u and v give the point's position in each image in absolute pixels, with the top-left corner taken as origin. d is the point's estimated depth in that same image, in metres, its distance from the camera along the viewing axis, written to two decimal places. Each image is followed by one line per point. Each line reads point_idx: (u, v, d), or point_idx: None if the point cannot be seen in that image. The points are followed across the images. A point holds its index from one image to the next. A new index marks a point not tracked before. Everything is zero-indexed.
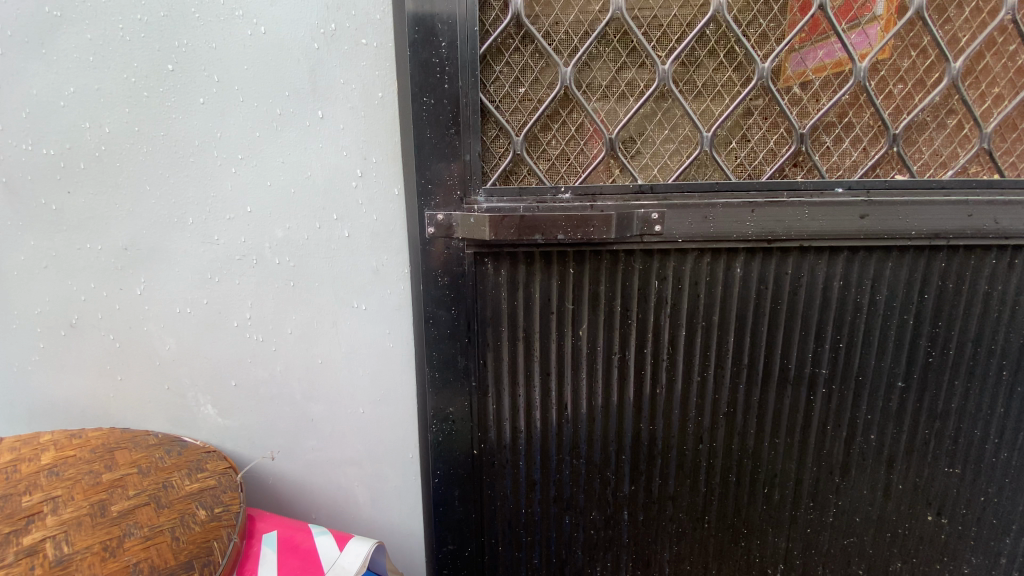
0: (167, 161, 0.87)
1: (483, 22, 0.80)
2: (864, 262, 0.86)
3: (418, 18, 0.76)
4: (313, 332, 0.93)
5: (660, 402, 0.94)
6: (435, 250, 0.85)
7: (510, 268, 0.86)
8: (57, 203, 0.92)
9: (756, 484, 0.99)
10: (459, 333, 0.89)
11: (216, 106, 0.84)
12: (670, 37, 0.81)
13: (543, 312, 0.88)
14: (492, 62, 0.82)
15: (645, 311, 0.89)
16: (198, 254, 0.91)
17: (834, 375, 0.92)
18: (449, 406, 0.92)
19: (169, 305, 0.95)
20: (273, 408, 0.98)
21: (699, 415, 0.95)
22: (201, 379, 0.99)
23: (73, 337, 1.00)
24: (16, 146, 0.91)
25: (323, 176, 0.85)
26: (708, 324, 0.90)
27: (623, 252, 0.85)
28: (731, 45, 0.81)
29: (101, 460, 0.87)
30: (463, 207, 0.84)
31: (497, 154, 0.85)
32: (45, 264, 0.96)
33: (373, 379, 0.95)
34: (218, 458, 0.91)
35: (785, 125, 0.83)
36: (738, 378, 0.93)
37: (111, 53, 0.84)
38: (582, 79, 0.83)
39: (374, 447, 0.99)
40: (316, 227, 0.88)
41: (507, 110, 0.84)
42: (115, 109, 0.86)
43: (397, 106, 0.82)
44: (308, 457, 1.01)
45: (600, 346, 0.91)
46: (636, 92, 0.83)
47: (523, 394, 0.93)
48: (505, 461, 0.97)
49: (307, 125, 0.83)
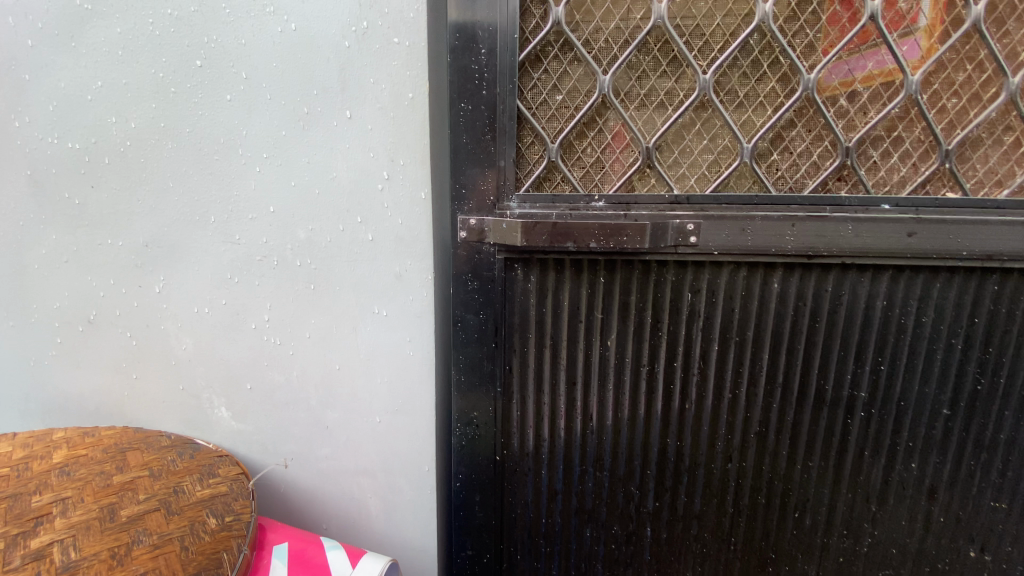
0: (192, 158, 0.86)
1: (523, 28, 0.78)
2: (911, 282, 0.81)
3: (458, 25, 0.75)
4: (331, 337, 0.90)
5: (687, 418, 0.90)
6: (465, 253, 0.83)
7: (540, 274, 0.84)
8: (81, 197, 0.92)
9: (786, 508, 0.94)
10: (486, 336, 0.86)
11: (243, 104, 0.82)
12: (712, 46, 0.77)
13: (572, 321, 0.86)
14: (531, 69, 0.80)
15: (676, 324, 0.85)
16: (218, 254, 0.89)
17: (873, 398, 0.87)
18: (473, 410, 0.90)
19: (186, 304, 0.93)
20: (288, 414, 0.95)
21: (728, 434, 0.91)
22: (215, 381, 0.96)
23: (89, 334, 0.99)
24: (43, 139, 0.91)
25: (348, 178, 0.82)
26: (742, 340, 0.86)
27: (656, 262, 0.82)
28: (776, 55, 0.77)
29: (112, 461, 0.85)
30: (495, 212, 0.82)
31: (531, 161, 0.83)
32: (66, 259, 0.96)
33: (391, 389, 0.91)
34: (231, 463, 0.89)
35: (831, 138, 0.79)
36: (771, 397, 0.88)
37: (141, 48, 0.83)
38: (620, 87, 0.80)
39: (389, 459, 0.95)
40: (339, 230, 0.85)
41: (543, 116, 0.81)
42: (142, 104, 0.85)
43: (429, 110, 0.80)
44: (321, 466, 0.97)
45: (628, 359, 0.87)
46: (675, 101, 0.80)
47: (548, 402, 0.90)
48: (527, 469, 0.94)
49: (334, 125, 0.81)
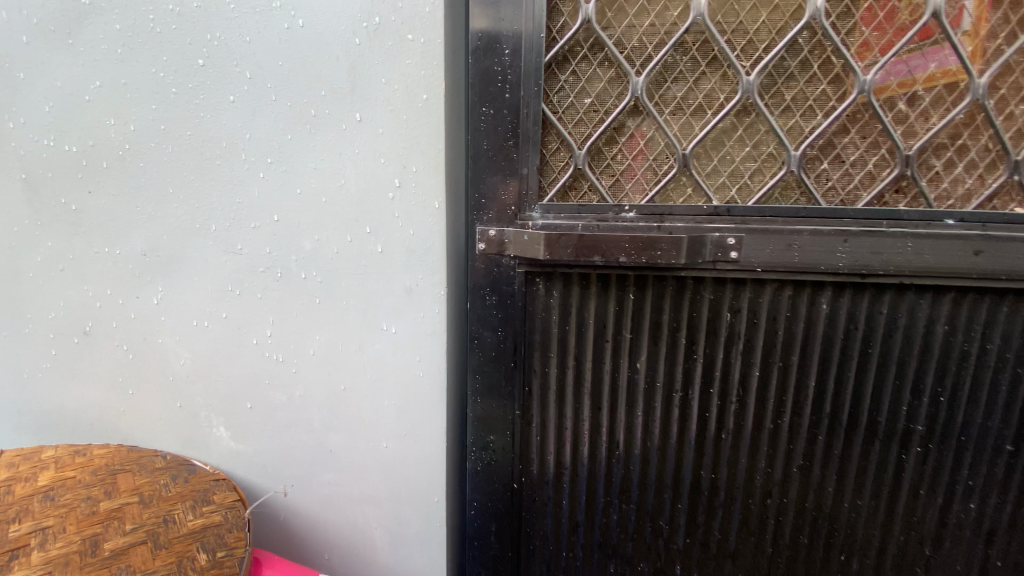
0: (193, 163, 0.81)
1: (550, 27, 0.74)
2: (976, 306, 0.73)
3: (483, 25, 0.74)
4: (337, 355, 0.84)
5: (722, 448, 0.84)
6: (484, 267, 0.81)
7: (563, 290, 0.80)
8: (78, 203, 0.87)
9: (830, 550, 0.86)
10: (504, 355, 0.84)
11: (246, 105, 0.77)
12: (756, 45, 0.71)
13: (598, 341, 0.81)
14: (558, 71, 0.76)
15: (713, 347, 0.79)
16: (219, 264, 0.84)
17: (931, 433, 0.79)
18: (489, 434, 0.88)
19: (185, 317, 0.88)
20: (290, 435, 0.89)
21: (769, 466, 0.84)
22: (214, 399, 0.90)
23: (84, 346, 0.94)
24: (40, 141, 0.86)
25: (357, 185, 0.76)
26: (786, 365, 0.79)
27: (691, 279, 0.76)
28: (827, 54, 0.71)
29: (101, 485, 0.81)
30: (517, 223, 0.79)
31: (556, 168, 0.79)
32: (62, 267, 0.91)
33: (400, 412, 0.84)
34: (228, 488, 0.83)
35: (887, 145, 0.72)
36: (816, 429, 0.81)
37: (141, 46, 0.78)
38: (654, 89, 0.75)
39: (396, 489, 0.88)
40: (347, 241, 0.79)
41: (570, 121, 0.77)
42: (142, 105, 0.81)
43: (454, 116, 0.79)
44: (324, 492, 0.91)
45: (660, 383, 0.82)
46: (714, 105, 0.74)
47: (571, 425, 0.86)
48: (547, 499, 0.91)
49: (342, 129, 0.75)
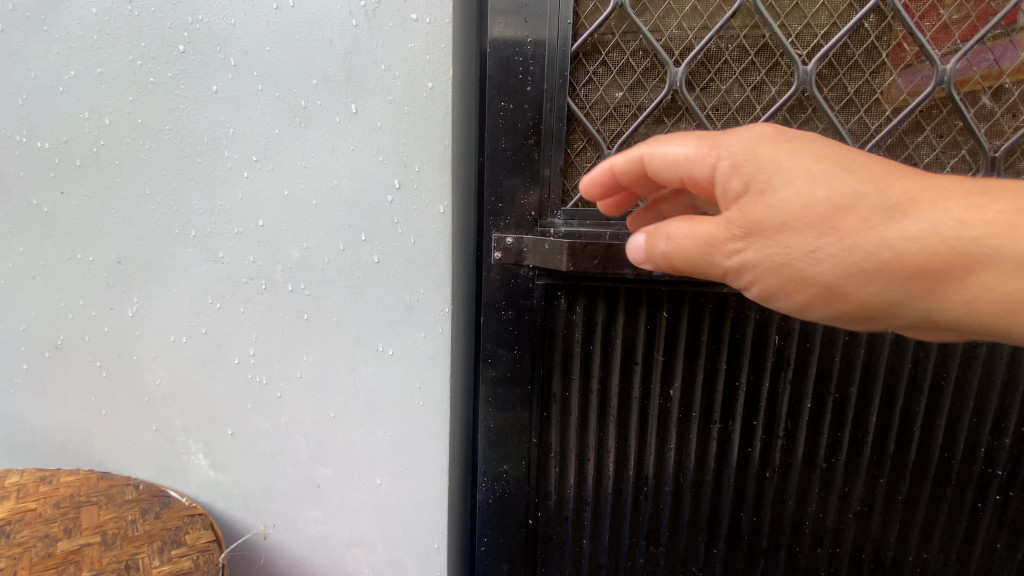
0: (172, 161, 0.72)
1: (578, 13, 0.65)
2: None
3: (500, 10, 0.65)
4: (327, 378, 0.74)
5: (767, 488, 0.74)
6: (500, 277, 0.72)
7: (588, 307, 0.70)
8: (50, 205, 0.79)
9: None
10: (521, 376, 0.74)
11: (230, 96, 0.68)
12: (814, 30, 0.62)
13: (626, 363, 0.71)
14: (586, 61, 0.67)
15: (758, 373, 0.69)
16: (199, 274, 0.75)
17: (1015, 480, 0.67)
18: (502, 463, 0.78)
19: (163, 332, 0.79)
20: (275, 466, 0.80)
21: (821, 511, 0.73)
22: (193, 422, 0.81)
23: (56, 360, 0.86)
24: (11, 138, 0.79)
25: (351, 186, 0.67)
26: (843, 397, 0.68)
27: (735, 296, 0.66)
28: (899, 40, 0.60)
29: (62, 521, 0.73)
30: (537, 229, 0.70)
31: (581, 170, 0.70)
32: (33, 274, 0.83)
33: (396, 444, 0.75)
34: (202, 526, 0.74)
35: (968, 145, 0.62)
36: (876, 470, 0.70)
37: (118, 31, 0.70)
38: (696, 81, 0.65)
39: (391, 529, 0.78)
40: (340, 250, 0.70)
41: (599, 117, 0.68)
42: (117, 96, 0.72)
43: (466, 110, 0.70)
44: (311, 530, 0.81)
45: (695, 413, 0.72)
46: (765, 99, 0.64)
47: (593, 458, 0.76)
48: (566, 536, 0.80)
49: (336, 122, 0.66)
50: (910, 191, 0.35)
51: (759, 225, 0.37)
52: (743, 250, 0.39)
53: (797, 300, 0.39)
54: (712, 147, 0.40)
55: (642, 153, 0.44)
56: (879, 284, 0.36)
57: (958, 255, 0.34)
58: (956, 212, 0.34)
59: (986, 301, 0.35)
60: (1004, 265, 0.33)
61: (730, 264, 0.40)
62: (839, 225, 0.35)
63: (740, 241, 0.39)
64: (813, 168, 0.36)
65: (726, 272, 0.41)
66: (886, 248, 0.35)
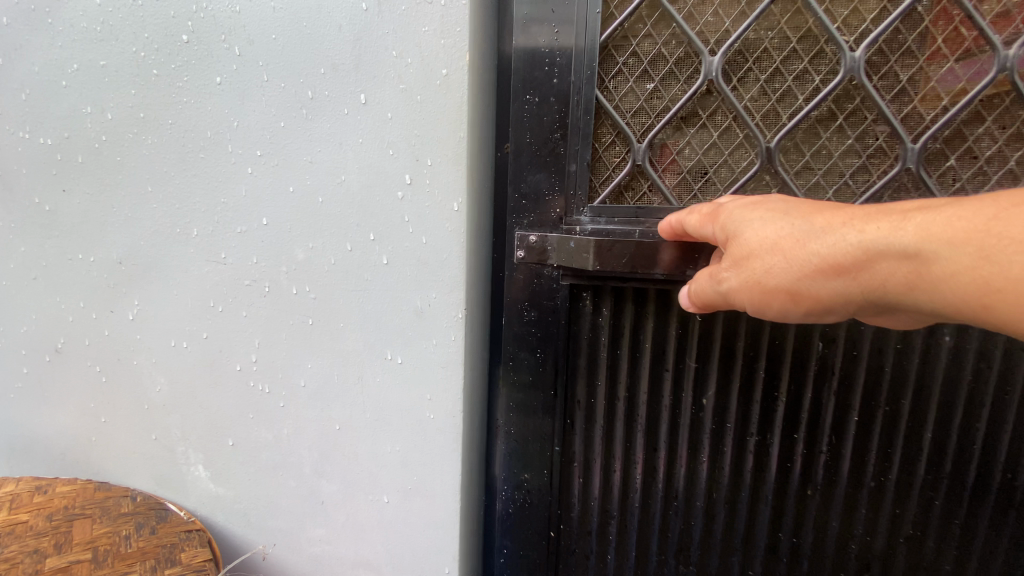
0: (175, 157, 0.69)
1: (608, 2, 0.61)
2: None
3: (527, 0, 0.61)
4: (331, 385, 0.70)
5: (807, 512, 0.67)
6: (524, 276, 0.67)
7: (614, 310, 0.65)
8: (52, 203, 0.77)
9: None
10: (544, 381, 0.69)
11: (235, 88, 0.65)
12: (862, 15, 0.56)
13: (656, 366, 0.66)
14: (615, 52, 0.62)
15: (798, 384, 0.63)
16: (200, 277, 0.71)
17: None
18: (524, 471, 0.73)
19: (163, 337, 0.75)
20: (276, 480, 0.75)
21: (868, 538, 0.66)
22: (194, 432, 0.77)
23: (56, 365, 0.83)
24: (14, 134, 0.76)
25: (360, 182, 0.63)
26: (893, 411, 0.62)
27: None
28: (955, 25, 0.54)
29: (53, 535, 0.69)
30: (563, 227, 0.66)
31: (610, 165, 0.65)
32: (34, 275, 0.80)
33: (404, 461, 0.70)
34: (199, 544, 0.69)
35: None
36: (931, 493, 0.63)
37: (120, 22, 0.67)
38: (733, 70, 0.60)
39: (399, 550, 0.73)
40: (347, 250, 0.65)
41: (629, 110, 0.63)
42: (120, 90, 0.69)
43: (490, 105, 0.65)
44: (315, 550, 0.76)
45: (728, 427, 0.66)
46: (808, 89, 0.58)
47: (619, 468, 0.70)
48: (590, 551, 0.74)
49: (345, 112, 0.62)
50: (827, 217, 0.39)
51: (735, 257, 0.42)
52: (729, 279, 0.43)
53: (773, 310, 0.41)
54: (710, 214, 0.45)
55: (662, 225, 0.50)
56: (821, 286, 0.39)
57: (863, 253, 0.37)
58: (858, 226, 0.38)
59: (892, 283, 0.37)
60: (893, 256, 0.36)
61: (723, 291, 0.43)
62: (784, 245, 0.39)
63: (726, 271, 0.43)
64: (767, 214, 0.41)
65: (723, 299, 0.44)
66: (811, 255, 0.38)
